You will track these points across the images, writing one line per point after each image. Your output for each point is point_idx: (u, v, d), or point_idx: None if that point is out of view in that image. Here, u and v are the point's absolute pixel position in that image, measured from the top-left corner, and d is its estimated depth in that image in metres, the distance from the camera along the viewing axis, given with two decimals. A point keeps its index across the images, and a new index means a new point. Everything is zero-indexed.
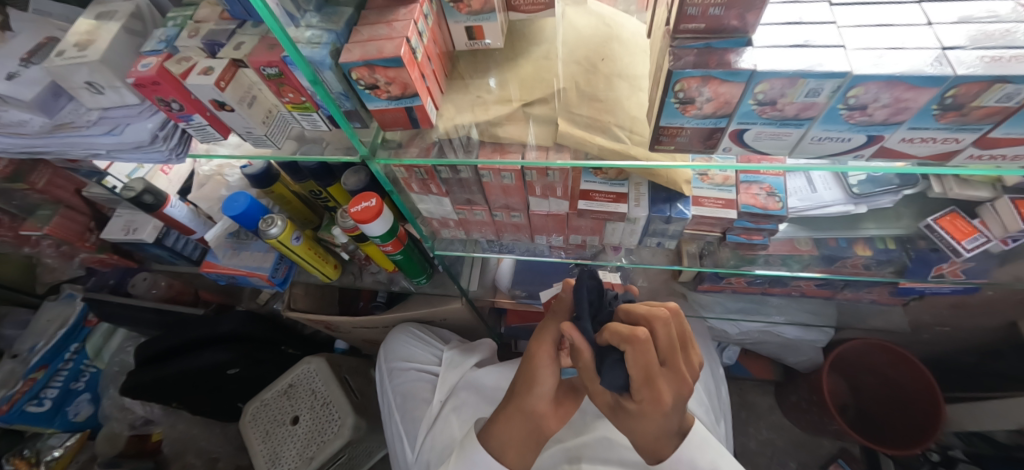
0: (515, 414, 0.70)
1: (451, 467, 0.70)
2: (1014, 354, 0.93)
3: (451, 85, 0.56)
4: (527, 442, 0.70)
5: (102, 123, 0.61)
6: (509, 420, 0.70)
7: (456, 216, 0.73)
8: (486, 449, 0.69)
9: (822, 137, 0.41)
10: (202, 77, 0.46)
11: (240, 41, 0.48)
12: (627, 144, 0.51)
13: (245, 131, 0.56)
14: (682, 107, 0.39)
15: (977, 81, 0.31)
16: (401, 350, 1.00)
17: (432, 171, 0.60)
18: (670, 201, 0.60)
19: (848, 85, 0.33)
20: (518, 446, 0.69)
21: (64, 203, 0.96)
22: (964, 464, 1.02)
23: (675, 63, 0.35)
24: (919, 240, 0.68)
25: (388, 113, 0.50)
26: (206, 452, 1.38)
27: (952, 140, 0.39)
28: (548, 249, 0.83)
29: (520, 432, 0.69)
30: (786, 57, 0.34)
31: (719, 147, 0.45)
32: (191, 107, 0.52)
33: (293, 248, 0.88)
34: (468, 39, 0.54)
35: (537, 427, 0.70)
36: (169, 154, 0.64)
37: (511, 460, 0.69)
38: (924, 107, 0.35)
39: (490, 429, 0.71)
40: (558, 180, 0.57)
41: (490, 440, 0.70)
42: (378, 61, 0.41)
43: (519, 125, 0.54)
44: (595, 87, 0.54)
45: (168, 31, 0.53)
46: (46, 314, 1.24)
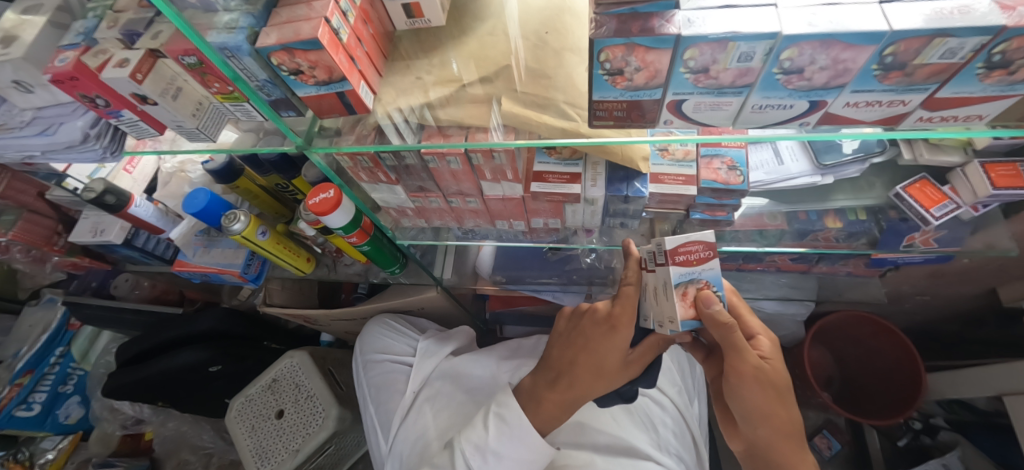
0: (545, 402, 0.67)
1: (493, 438, 0.65)
2: (997, 320, 0.92)
3: (392, 67, 0.53)
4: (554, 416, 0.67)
5: (35, 123, 0.58)
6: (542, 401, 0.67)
7: (413, 204, 0.71)
8: (534, 426, 0.67)
9: (763, 106, 0.38)
10: (117, 69, 0.43)
11: (157, 30, 0.45)
12: (577, 122, 0.49)
13: (176, 125, 0.53)
14: (612, 78, 0.37)
15: (917, 35, 0.29)
16: (376, 342, 0.99)
17: (375, 158, 0.57)
18: (628, 180, 0.59)
19: (780, 46, 0.31)
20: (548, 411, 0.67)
21: (28, 207, 0.95)
22: (945, 431, 1.04)
23: (597, 31, 0.33)
24: (890, 210, 0.66)
25: (323, 99, 0.48)
26: (199, 448, 1.41)
27: (898, 102, 0.36)
28: (516, 234, 0.82)
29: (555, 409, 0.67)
30: (715, 20, 0.32)
31: (660, 120, 0.43)
32: (117, 103, 0.50)
33: (259, 244, 0.86)
34: (407, 17, 0.50)
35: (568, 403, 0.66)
36: (104, 152, 0.62)
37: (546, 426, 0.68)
38: (864, 68, 0.32)
39: (537, 402, 0.67)
40: (505, 162, 0.55)
41: (545, 401, 0.67)
42: (295, 44, 0.39)
43: (473, 108, 0.51)
44: (544, 63, 0.51)
45: (87, 23, 0.50)
46: (27, 320, 1.25)
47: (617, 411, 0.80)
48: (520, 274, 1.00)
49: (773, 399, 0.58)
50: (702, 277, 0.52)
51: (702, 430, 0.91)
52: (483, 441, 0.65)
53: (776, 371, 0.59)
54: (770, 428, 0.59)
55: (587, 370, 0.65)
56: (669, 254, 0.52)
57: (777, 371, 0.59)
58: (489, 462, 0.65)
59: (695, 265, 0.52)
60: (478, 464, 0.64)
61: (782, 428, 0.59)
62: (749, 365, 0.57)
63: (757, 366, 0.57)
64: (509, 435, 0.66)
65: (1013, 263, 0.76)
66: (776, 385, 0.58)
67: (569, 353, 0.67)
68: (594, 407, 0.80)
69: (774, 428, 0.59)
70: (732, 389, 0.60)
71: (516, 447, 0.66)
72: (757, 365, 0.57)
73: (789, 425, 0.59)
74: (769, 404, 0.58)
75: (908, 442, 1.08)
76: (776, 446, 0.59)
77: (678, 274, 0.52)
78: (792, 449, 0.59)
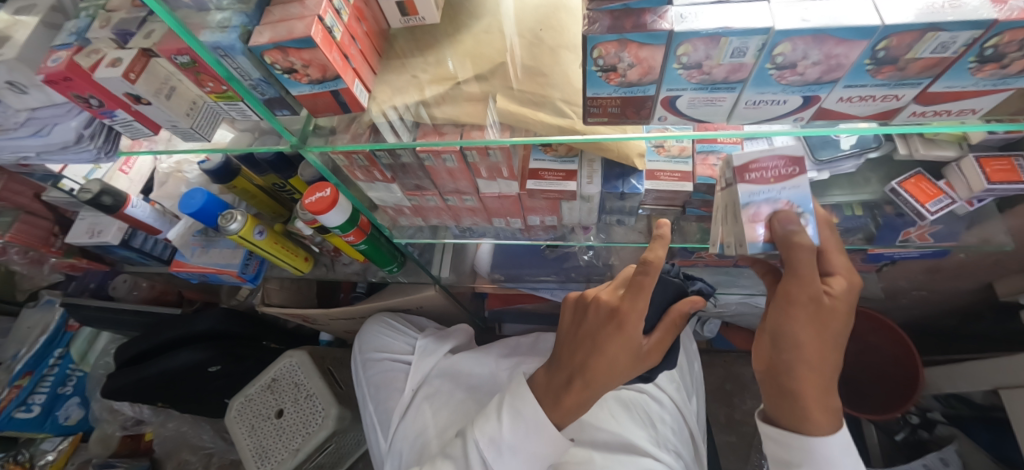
0: (557, 401, 0.61)
1: (507, 430, 0.61)
2: (994, 314, 0.93)
3: (386, 65, 0.53)
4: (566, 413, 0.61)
5: (30, 124, 0.58)
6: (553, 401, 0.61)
7: (410, 203, 0.71)
8: (553, 421, 0.62)
9: (757, 101, 0.38)
10: (109, 69, 0.43)
11: (150, 29, 0.45)
12: (572, 119, 0.49)
13: (170, 125, 0.53)
14: (606, 75, 0.36)
15: (908, 29, 0.29)
16: (375, 341, 1.00)
17: (371, 157, 0.57)
18: (623, 177, 0.59)
19: (773, 41, 0.31)
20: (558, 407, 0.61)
21: (25, 208, 0.95)
22: (942, 425, 1.04)
23: (589, 27, 0.33)
24: (886, 205, 0.66)
25: (317, 98, 0.48)
26: (199, 448, 1.41)
27: (891, 97, 0.36)
28: (514, 232, 0.82)
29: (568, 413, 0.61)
30: (708, 15, 0.32)
31: (654, 117, 0.43)
32: (110, 103, 0.50)
33: (256, 244, 0.86)
34: (402, 15, 0.51)
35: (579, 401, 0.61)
36: (99, 153, 0.62)
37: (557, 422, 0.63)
38: (856, 63, 0.33)
39: (552, 404, 0.61)
40: (501, 159, 0.55)
41: (563, 402, 0.60)
42: (288, 42, 0.39)
43: (468, 105, 0.51)
44: (539, 60, 0.50)
45: (80, 23, 0.50)
46: (27, 321, 1.25)
47: (614, 408, 0.80)
48: (519, 271, 1.01)
49: (822, 350, 0.45)
50: (781, 196, 0.43)
51: (700, 426, 0.92)
52: (497, 434, 0.61)
53: (841, 307, 0.44)
54: (803, 389, 0.45)
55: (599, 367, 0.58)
56: (740, 170, 0.44)
57: (842, 314, 0.44)
58: (504, 456, 0.61)
59: (774, 182, 0.43)
60: (492, 457, 0.61)
61: (823, 391, 0.46)
62: (805, 295, 0.43)
63: (817, 298, 0.43)
64: (525, 427, 0.61)
65: (1009, 257, 0.76)
66: (828, 327, 0.44)
67: (579, 354, 0.60)
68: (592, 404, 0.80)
69: (816, 390, 0.45)
70: (774, 320, 0.45)
71: (531, 439, 0.61)
72: (817, 297, 0.43)
73: (829, 387, 0.46)
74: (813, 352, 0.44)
75: (906, 436, 1.09)
76: (810, 410, 0.46)
77: (748, 193, 0.43)
78: (829, 415, 0.47)
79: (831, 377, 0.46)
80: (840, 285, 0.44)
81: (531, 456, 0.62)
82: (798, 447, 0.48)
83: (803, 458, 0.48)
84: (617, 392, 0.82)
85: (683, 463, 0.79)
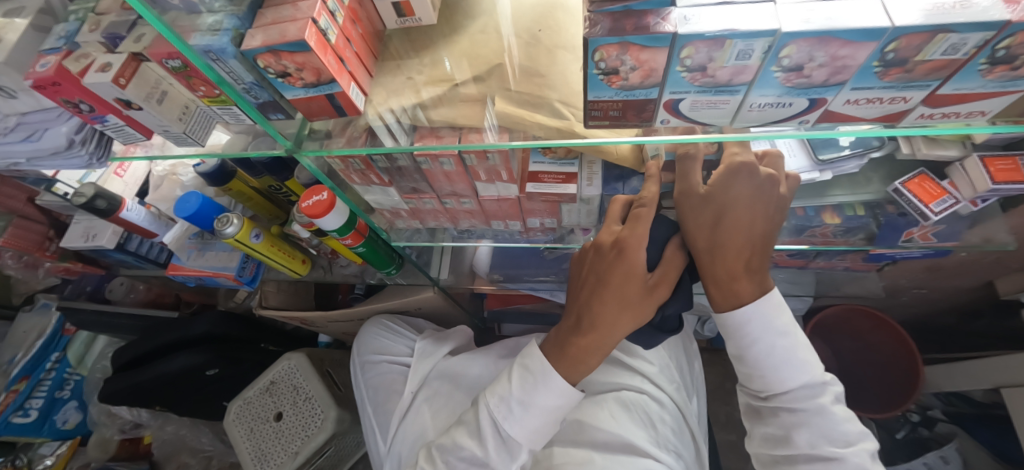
0: (564, 349, 0.60)
1: (516, 387, 0.61)
2: (994, 312, 0.93)
3: (382, 67, 0.52)
4: (574, 361, 0.60)
5: (20, 129, 0.57)
6: (559, 350, 0.61)
7: (407, 206, 0.70)
8: (563, 374, 0.60)
9: (761, 104, 0.38)
10: (99, 74, 0.42)
11: (140, 33, 0.44)
12: (570, 121, 0.48)
13: (162, 130, 0.52)
14: (607, 78, 0.36)
15: (918, 31, 0.28)
16: (373, 343, 0.99)
17: (367, 161, 0.56)
18: (623, 179, 0.60)
19: (779, 44, 0.30)
20: (568, 356, 0.60)
21: (18, 212, 0.93)
22: (943, 423, 1.04)
23: (591, 30, 0.32)
24: (888, 204, 0.65)
25: (312, 102, 0.47)
26: (198, 451, 1.40)
27: (899, 99, 0.36)
28: (512, 234, 0.81)
29: (576, 360, 0.60)
30: (712, 17, 0.31)
31: (657, 119, 0.42)
32: (101, 108, 0.49)
33: (253, 247, 0.85)
34: (398, 16, 0.50)
35: (587, 346, 0.59)
36: (91, 158, 0.61)
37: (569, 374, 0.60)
38: (864, 65, 0.32)
39: (559, 355, 0.60)
40: (499, 163, 0.54)
41: (572, 347, 0.59)
42: (281, 45, 0.38)
43: (465, 107, 0.50)
44: (537, 61, 0.50)
45: (69, 26, 0.49)
46: (22, 326, 1.24)
47: (615, 409, 0.79)
48: (517, 272, 1.00)
49: (710, 236, 0.51)
50: None
51: (700, 426, 0.91)
52: (508, 392, 0.61)
53: (724, 197, 0.49)
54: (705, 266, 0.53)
55: (600, 304, 0.57)
56: None
57: (725, 202, 0.49)
58: (516, 414, 0.60)
59: None
60: (504, 416, 0.60)
61: (720, 269, 0.52)
62: (682, 195, 0.52)
63: (696, 194, 0.51)
64: (535, 385, 0.60)
65: (1010, 256, 0.75)
66: (707, 208, 0.51)
67: (585, 292, 0.59)
68: (592, 405, 0.80)
69: (712, 268, 0.53)
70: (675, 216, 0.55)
71: (545, 395, 0.59)
72: (692, 194, 0.51)
73: (729, 267, 0.52)
74: (697, 229, 0.52)
75: (907, 434, 1.07)
76: (704, 285, 0.55)
77: None
78: (732, 294, 0.53)
79: (729, 255, 0.51)
80: (722, 175, 0.49)
81: (546, 415, 0.60)
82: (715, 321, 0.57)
83: (723, 332, 0.57)
84: (617, 393, 0.82)
85: (683, 464, 0.78)
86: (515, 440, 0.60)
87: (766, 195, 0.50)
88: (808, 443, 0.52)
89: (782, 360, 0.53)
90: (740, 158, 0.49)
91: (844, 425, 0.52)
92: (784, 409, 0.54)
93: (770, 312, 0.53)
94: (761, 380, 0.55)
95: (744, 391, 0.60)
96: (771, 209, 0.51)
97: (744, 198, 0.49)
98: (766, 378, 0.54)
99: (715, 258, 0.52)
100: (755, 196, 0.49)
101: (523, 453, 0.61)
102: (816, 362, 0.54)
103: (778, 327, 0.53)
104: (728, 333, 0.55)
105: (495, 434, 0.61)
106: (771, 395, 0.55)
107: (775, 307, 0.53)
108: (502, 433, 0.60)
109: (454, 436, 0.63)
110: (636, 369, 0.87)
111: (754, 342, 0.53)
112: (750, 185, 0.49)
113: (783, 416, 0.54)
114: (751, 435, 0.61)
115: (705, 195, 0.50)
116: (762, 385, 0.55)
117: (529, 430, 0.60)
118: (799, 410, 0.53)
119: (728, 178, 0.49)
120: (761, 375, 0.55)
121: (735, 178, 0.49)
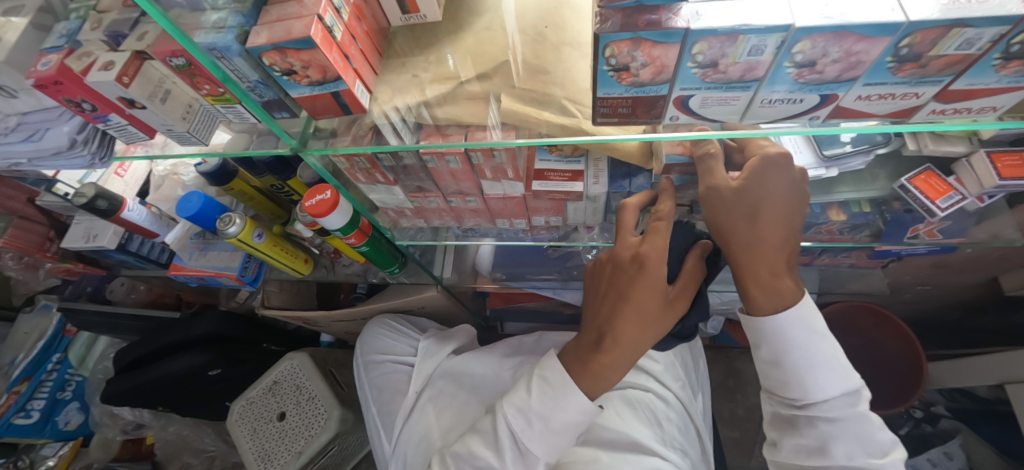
0: (584, 365, 0.59)
1: (535, 399, 0.60)
2: (998, 308, 0.93)
3: (387, 65, 0.51)
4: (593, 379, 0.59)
5: (21, 129, 0.56)
6: (578, 366, 0.60)
7: (412, 204, 0.70)
8: (582, 388, 0.60)
9: (772, 100, 0.37)
10: (102, 72, 0.42)
11: (143, 30, 0.43)
12: (578, 118, 0.48)
13: (165, 129, 0.52)
14: (617, 74, 0.35)
15: (934, 26, 0.28)
16: (377, 342, 0.99)
17: (372, 159, 0.56)
18: (630, 176, 0.59)
19: (793, 39, 0.30)
20: (587, 371, 0.59)
21: (18, 213, 0.93)
22: (946, 419, 1.05)
23: (601, 26, 0.31)
24: (894, 201, 0.65)
25: (316, 100, 0.47)
26: (201, 451, 1.40)
27: (911, 95, 0.36)
28: (516, 233, 0.81)
29: (597, 379, 0.59)
30: (725, 12, 0.30)
31: (666, 116, 0.42)
32: (103, 107, 0.48)
33: (256, 246, 0.85)
34: (402, 13, 0.49)
35: (608, 364, 0.58)
36: (94, 158, 0.60)
37: (589, 389, 0.60)
38: (877, 60, 0.31)
39: (579, 368, 0.60)
40: (505, 160, 0.54)
41: (593, 364, 0.59)
42: (287, 43, 0.37)
43: (469, 105, 0.50)
44: (543, 58, 0.49)
45: (70, 25, 0.49)
46: (22, 327, 1.24)
47: (620, 407, 0.79)
48: (520, 270, 1.00)
49: (749, 232, 0.49)
50: None
51: (705, 424, 0.91)
52: (525, 404, 0.61)
53: (760, 193, 0.48)
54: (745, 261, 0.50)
55: (621, 320, 0.56)
56: None
57: (762, 196, 0.48)
58: (533, 425, 0.60)
59: None
60: (521, 428, 0.60)
61: (761, 266, 0.50)
62: (712, 193, 0.49)
63: (729, 189, 0.48)
64: (553, 398, 0.60)
65: (1014, 252, 0.75)
66: (743, 204, 0.48)
67: (606, 310, 0.59)
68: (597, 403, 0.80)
69: (754, 264, 0.50)
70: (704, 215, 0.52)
71: (563, 408, 0.59)
72: (725, 190, 0.49)
73: (770, 264, 0.50)
74: (735, 222, 0.49)
75: (910, 430, 1.07)
76: (746, 286, 0.52)
77: None
78: (774, 291, 0.51)
79: (769, 250, 0.50)
80: (756, 168, 0.48)
81: (564, 428, 0.60)
82: (751, 326, 0.54)
83: (758, 336, 0.54)
84: (623, 391, 0.82)
85: (689, 462, 0.78)
86: (533, 452, 0.60)
87: (798, 190, 0.49)
88: (845, 454, 0.52)
89: (820, 364, 0.51)
90: (771, 151, 0.48)
91: (878, 434, 0.52)
92: (822, 419, 0.53)
93: (807, 316, 0.51)
94: (798, 387, 0.53)
95: (772, 399, 0.58)
96: (803, 205, 0.50)
97: (782, 193, 0.48)
98: (805, 384, 0.52)
99: (756, 253, 0.50)
100: (791, 190, 0.48)
101: (539, 465, 0.61)
102: (850, 367, 0.53)
103: (815, 329, 0.51)
104: (764, 338, 0.53)
105: (513, 446, 0.61)
106: (808, 403, 0.53)
107: (811, 309, 0.52)
108: (519, 445, 0.60)
109: (469, 443, 0.63)
110: (641, 367, 0.87)
111: (793, 347, 0.51)
112: (787, 180, 0.48)
113: (821, 426, 0.53)
114: (778, 445, 0.58)
115: (743, 190, 0.48)
116: (798, 394, 0.53)
117: (547, 443, 0.60)
118: (837, 420, 0.52)
119: (764, 171, 0.48)
120: (798, 383, 0.53)
121: (770, 172, 0.48)
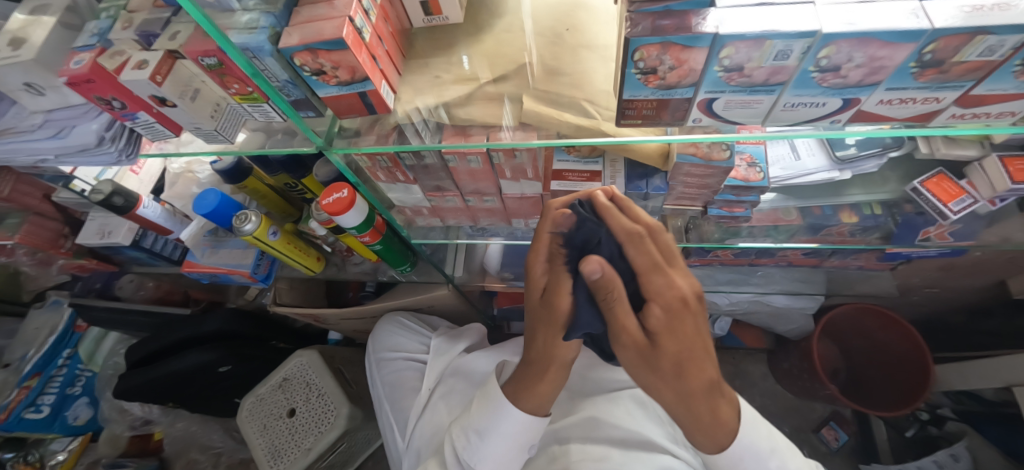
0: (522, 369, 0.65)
1: (475, 419, 0.66)
2: (1004, 311, 0.93)
3: (409, 66, 0.52)
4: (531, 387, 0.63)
5: (48, 126, 0.57)
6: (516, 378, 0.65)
7: (429, 203, 0.71)
8: (518, 404, 0.64)
9: (795, 104, 0.38)
10: (136, 71, 0.43)
11: (174, 30, 0.44)
12: (597, 119, 0.48)
13: (193, 127, 0.53)
14: (644, 77, 0.36)
15: (956, 33, 0.29)
16: (388, 340, 0.99)
17: (395, 158, 0.57)
18: (647, 177, 0.59)
19: (818, 45, 0.31)
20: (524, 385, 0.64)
21: (33, 209, 0.94)
22: (952, 422, 1.06)
23: (632, 30, 0.32)
24: (905, 204, 0.66)
25: (342, 99, 0.48)
26: (209, 447, 1.41)
27: (932, 100, 0.36)
28: (529, 232, 0.82)
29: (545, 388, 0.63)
30: (751, 17, 0.31)
31: (690, 119, 0.43)
32: (133, 105, 0.49)
33: (270, 244, 0.86)
34: (425, 15, 0.51)
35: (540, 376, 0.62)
36: (121, 155, 0.61)
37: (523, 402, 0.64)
38: (900, 65, 0.32)
39: (521, 392, 0.64)
40: (526, 161, 0.55)
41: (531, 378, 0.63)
42: (318, 44, 0.38)
43: (486, 105, 0.50)
44: (561, 60, 0.50)
45: (101, 24, 0.49)
46: (33, 322, 1.25)
47: (631, 405, 0.80)
48: None
49: (677, 394, 0.49)
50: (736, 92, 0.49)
51: None
52: (468, 423, 0.67)
53: (678, 350, 0.46)
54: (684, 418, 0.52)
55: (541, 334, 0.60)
56: None
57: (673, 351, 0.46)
58: (474, 442, 0.66)
59: None
60: (465, 446, 0.66)
61: (700, 413, 0.51)
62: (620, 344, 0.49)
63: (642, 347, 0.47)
64: (493, 413, 0.65)
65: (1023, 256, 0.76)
66: (661, 363, 0.47)
67: (540, 336, 0.60)
68: (608, 402, 0.81)
69: (691, 413, 0.51)
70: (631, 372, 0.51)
71: (501, 424, 0.64)
72: (643, 346, 0.47)
73: (710, 405, 0.51)
74: (659, 381, 0.49)
75: (916, 433, 1.11)
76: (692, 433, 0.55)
77: None
78: (716, 429, 0.53)
79: (698, 396, 0.49)
80: (663, 325, 0.45)
81: (504, 440, 0.65)
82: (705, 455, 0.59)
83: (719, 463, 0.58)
84: (633, 389, 0.83)
85: (700, 460, 0.79)
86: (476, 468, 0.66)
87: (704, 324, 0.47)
88: None
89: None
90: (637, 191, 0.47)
91: None
92: None
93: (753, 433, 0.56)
94: None
95: None
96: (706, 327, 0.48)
97: (693, 334, 0.46)
98: None
99: (687, 402, 0.50)
100: (700, 330, 0.46)
101: None
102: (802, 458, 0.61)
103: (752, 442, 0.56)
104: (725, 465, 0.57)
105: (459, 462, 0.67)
106: None
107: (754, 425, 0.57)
108: (464, 461, 0.67)
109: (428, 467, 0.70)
110: None
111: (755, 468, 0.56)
112: (692, 325, 0.46)
113: None
114: None
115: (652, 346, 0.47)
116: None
117: (489, 457, 0.65)
118: None
119: (682, 327, 0.45)
120: None
121: (680, 317, 0.45)
